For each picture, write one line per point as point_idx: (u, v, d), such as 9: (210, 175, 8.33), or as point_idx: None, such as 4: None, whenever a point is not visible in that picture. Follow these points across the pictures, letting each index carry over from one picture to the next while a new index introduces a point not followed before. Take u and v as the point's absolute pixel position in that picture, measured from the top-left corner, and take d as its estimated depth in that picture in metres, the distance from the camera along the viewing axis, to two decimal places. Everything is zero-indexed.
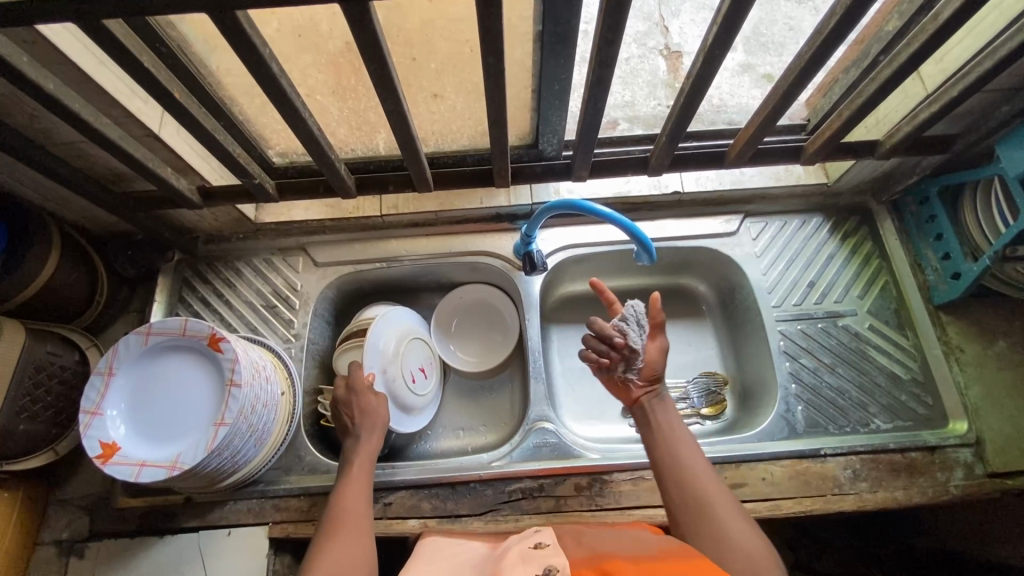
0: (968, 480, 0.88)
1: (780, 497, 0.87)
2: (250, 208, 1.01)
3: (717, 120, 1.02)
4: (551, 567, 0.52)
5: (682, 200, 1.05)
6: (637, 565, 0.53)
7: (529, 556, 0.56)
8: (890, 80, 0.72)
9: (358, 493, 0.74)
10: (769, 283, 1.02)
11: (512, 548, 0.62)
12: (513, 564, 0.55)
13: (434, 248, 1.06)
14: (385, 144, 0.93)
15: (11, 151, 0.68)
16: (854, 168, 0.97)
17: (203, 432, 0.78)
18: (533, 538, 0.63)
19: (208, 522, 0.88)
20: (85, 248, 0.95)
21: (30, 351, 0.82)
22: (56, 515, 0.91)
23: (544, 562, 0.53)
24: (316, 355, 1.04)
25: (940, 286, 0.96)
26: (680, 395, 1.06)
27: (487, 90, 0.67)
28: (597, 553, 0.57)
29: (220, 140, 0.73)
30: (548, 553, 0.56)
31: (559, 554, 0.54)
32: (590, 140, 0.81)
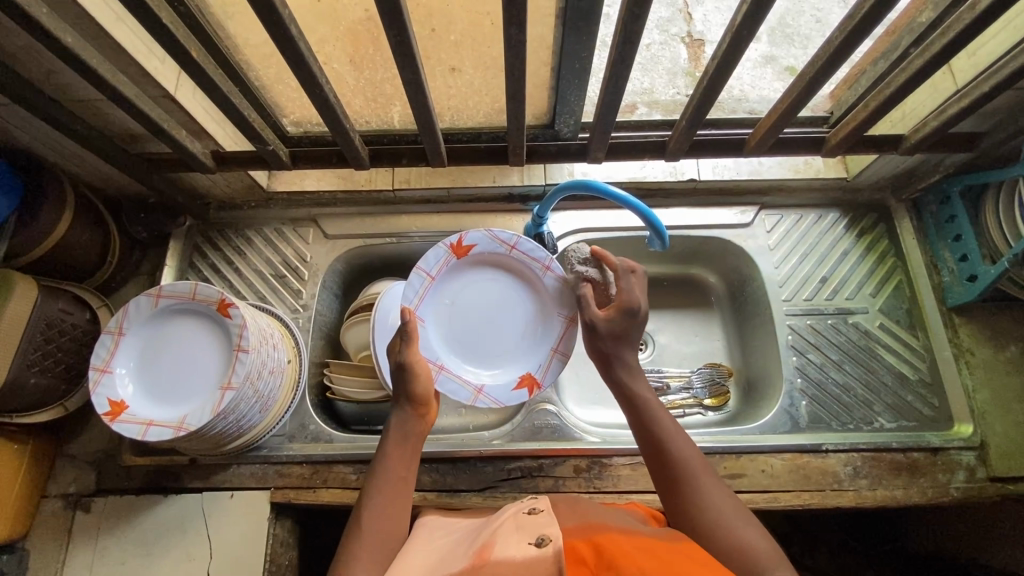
0: (970, 482, 0.87)
1: (779, 489, 0.87)
2: (263, 175, 1.01)
3: (737, 109, 0.97)
4: (544, 535, 0.51)
5: (697, 188, 1.04)
6: (630, 539, 0.53)
7: (522, 524, 0.56)
8: (921, 72, 0.70)
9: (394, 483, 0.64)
10: (781, 277, 1.01)
11: (507, 514, 0.62)
12: (508, 532, 0.55)
13: (445, 226, 1.06)
14: (400, 118, 0.92)
15: (26, 104, 0.68)
16: (875, 164, 0.95)
17: (211, 395, 0.79)
18: (527, 504, 0.63)
19: (212, 484, 0.90)
20: (98, 208, 0.95)
21: (42, 308, 0.83)
22: (64, 469, 0.92)
23: (538, 530, 0.53)
24: (323, 327, 1.05)
25: (955, 288, 0.95)
26: (683, 385, 1.06)
27: (508, 63, 0.66)
28: (591, 526, 0.57)
29: (236, 103, 0.73)
30: (542, 521, 0.56)
31: (553, 523, 0.54)
32: (608, 122, 0.80)
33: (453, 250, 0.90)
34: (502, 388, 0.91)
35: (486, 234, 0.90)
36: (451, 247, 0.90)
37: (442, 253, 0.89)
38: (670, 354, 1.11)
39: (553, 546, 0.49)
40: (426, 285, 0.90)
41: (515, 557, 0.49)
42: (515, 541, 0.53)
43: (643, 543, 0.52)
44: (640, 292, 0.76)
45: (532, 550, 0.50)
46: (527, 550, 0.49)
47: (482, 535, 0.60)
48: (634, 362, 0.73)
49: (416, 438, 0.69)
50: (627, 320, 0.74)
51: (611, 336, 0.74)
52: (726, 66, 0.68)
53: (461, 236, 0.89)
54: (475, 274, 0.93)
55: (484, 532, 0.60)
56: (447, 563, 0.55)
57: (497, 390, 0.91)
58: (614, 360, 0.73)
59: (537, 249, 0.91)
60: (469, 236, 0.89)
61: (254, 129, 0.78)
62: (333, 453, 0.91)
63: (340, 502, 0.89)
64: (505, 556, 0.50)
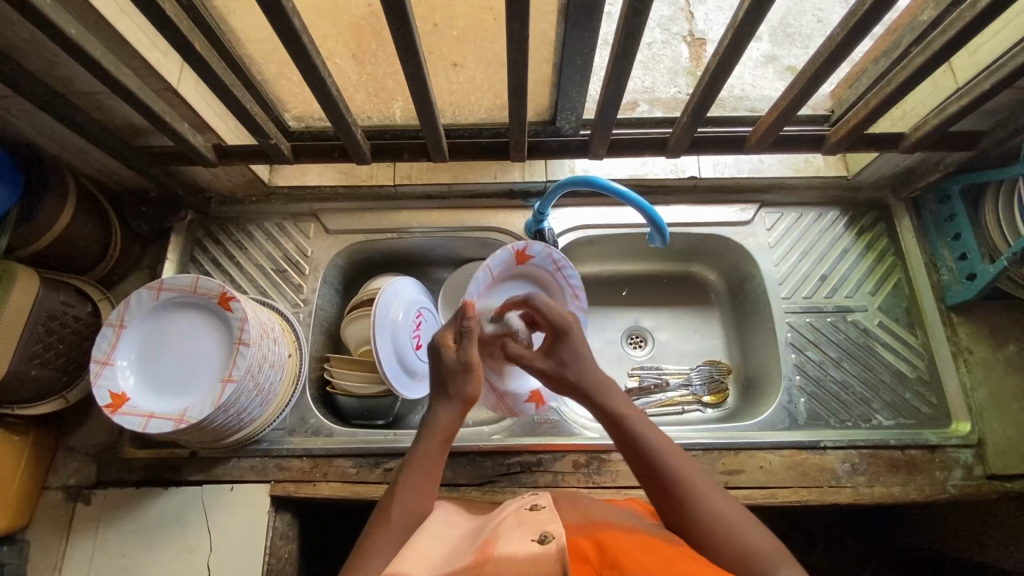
0: (967, 480, 0.88)
1: (777, 486, 0.87)
2: (264, 170, 1.01)
3: (738, 106, 0.97)
4: (547, 532, 0.52)
5: (698, 185, 1.04)
6: (633, 538, 0.53)
7: (524, 520, 0.56)
8: (921, 70, 0.70)
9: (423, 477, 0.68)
10: (780, 275, 1.02)
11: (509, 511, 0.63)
12: (510, 528, 0.55)
13: (445, 222, 1.06)
14: (402, 113, 0.92)
15: (29, 96, 0.68)
16: (875, 162, 0.95)
17: (212, 387, 0.80)
18: (529, 501, 0.63)
19: (212, 477, 0.90)
20: (99, 202, 0.95)
21: (44, 300, 0.83)
22: (65, 461, 0.93)
23: (540, 527, 0.54)
24: (323, 321, 1.05)
25: (954, 286, 0.95)
26: (682, 382, 1.07)
27: (510, 57, 0.66)
28: (593, 523, 0.57)
29: (238, 96, 0.73)
30: (544, 518, 0.56)
31: (555, 520, 0.54)
32: (609, 119, 0.80)
33: (516, 255, 0.92)
34: (518, 396, 0.94)
35: (547, 250, 0.94)
36: (516, 252, 0.92)
37: (509, 255, 0.92)
38: (670, 351, 1.11)
39: (556, 543, 0.50)
40: (487, 281, 0.92)
41: (517, 553, 0.50)
42: (517, 537, 0.53)
43: (645, 541, 0.52)
44: (559, 309, 0.78)
45: (535, 547, 0.50)
46: (530, 547, 0.49)
47: (484, 531, 0.60)
48: (600, 377, 0.73)
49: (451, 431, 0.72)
50: (563, 344, 0.76)
51: (567, 363, 0.75)
52: (727, 63, 0.68)
53: (529, 245, 0.92)
54: (521, 282, 0.97)
55: (486, 528, 0.61)
56: (449, 558, 0.55)
57: (513, 400, 0.93)
58: (580, 383, 0.73)
59: (578, 279, 0.98)
60: (537, 247, 0.93)
61: (256, 123, 0.78)
62: (333, 447, 0.92)
63: (340, 496, 0.89)
64: (508, 552, 0.51)
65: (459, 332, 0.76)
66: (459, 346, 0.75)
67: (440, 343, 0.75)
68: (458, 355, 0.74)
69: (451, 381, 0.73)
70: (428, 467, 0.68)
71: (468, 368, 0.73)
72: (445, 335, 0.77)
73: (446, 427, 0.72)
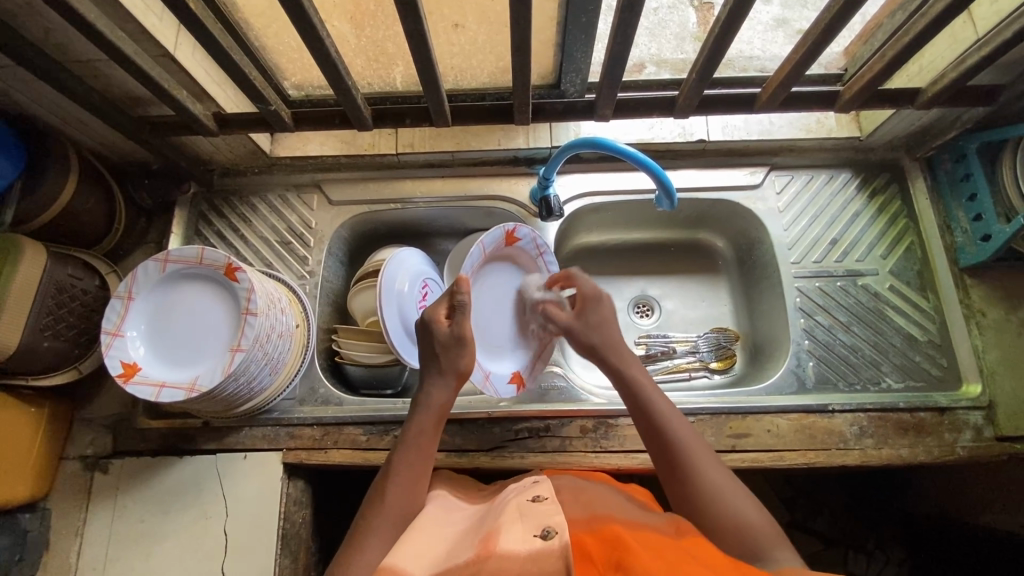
0: (976, 442, 0.87)
1: (784, 449, 0.87)
2: (266, 140, 1.00)
3: (747, 67, 0.95)
4: (549, 528, 0.52)
5: (706, 149, 1.02)
6: (636, 535, 0.54)
7: (526, 512, 0.57)
8: (941, 18, 0.67)
9: (416, 468, 0.69)
10: (790, 240, 1.00)
11: (510, 500, 0.63)
12: (511, 519, 0.56)
13: (450, 191, 1.05)
14: (403, 79, 0.90)
15: (24, 62, 0.67)
16: (890, 120, 0.93)
17: (221, 356, 0.81)
18: (531, 491, 0.64)
19: (225, 446, 0.92)
20: (101, 175, 0.95)
21: (52, 272, 0.83)
22: (80, 432, 0.94)
23: (542, 521, 0.54)
24: (330, 293, 1.05)
25: (969, 247, 0.93)
26: (688, 349, 1.06)
27: (513, 12, 0.64)
28: (597, 517, 0.58)
29: (236, 60, 0.72)
30: (546, 511, 0.56)
31: (558, 514, 0.55)
32: (615, 79, 0.78)
33: (506, 237, 0.94)
34: (501, 376, 0.93)
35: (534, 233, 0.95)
36: (506, 234, 0.93)
37: (500, 234, 0.92)
38: (676, 319, 1.11)
39: (560, 541, 0.50)
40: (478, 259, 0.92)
41: (520, 550, 0.50)
42: (519, 530, 0.53)
43: (648, 540, 0.53)
44: (590, 279, 0.82)
45: (537, 543, 0.51)
46: (533, 544, 0.50)
47: (486, 520, 0.61)
48: (620, 347, 0.77)
49: (439, 410, 0.74)
50: (594, 308, 0.80)
51: (592, 325, 0.79)
52: (738, 15, 0.66)
53: (517, 225, 0.93)
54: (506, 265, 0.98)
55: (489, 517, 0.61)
56: (452, 548, 0.56)
57: (495, 380, 0.92)
58: (603, 349, 0.76)
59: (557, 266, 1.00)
60: (526, 231, 0.94)
61: (255, 89, 0.77)
62: (343, 416, 0.93)
63: (351, 463, 0.90)
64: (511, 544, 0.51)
65: (452, 307, 0.77)
66: (453, 319, 0.77)
67: (433, 318, 0.77)
68: (451, 332, 0.76)
69: (444, 355, 0.76)
70: (423, 444, 0.70)
71: (462, 342, 0.76)
72: (438, 309, 0.78)
73: (441, 402, 0.74)
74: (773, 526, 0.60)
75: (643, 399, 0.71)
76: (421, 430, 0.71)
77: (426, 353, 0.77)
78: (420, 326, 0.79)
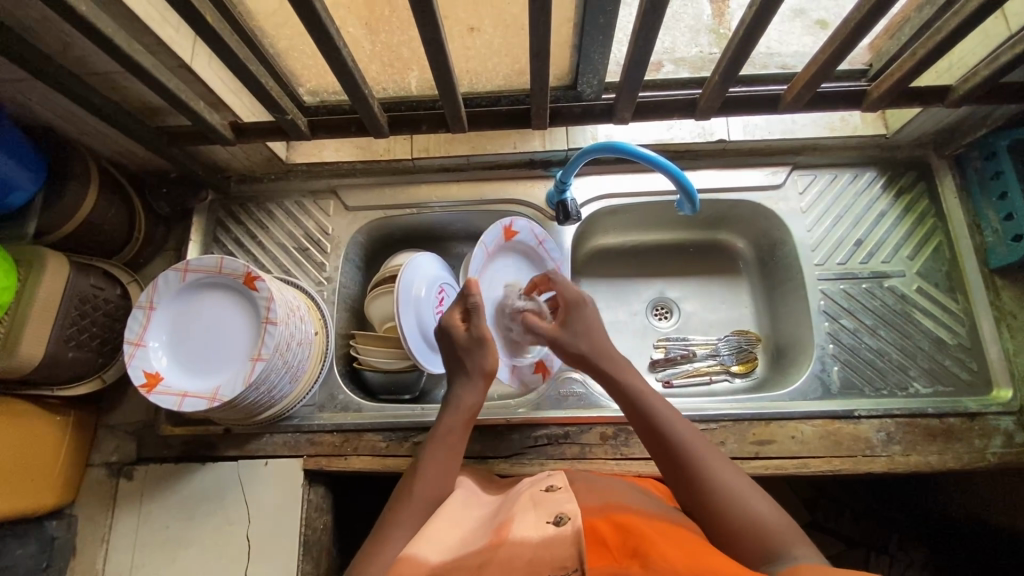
0: (1008, 447, 0.85)
1: (809, 455, 0.86)
2: (281, 147, 1.00)
3: (768, 64, 0.91)
4: (562, 514, 0.51)
5: (726, 149, 1.00)
6: (650, 525, 0.53)
7: (540, 502, 0.56)
8: (977, 14, 0.65)
9: (447, 464, 0.69)
10: (813, 241, 0.98)
11: (523, 492, 0.63)
12: (524, 508, 0.55)
13: (465, 195, 1.04)
14: (417, 83, 0.90)
15: (44, 77, 0.67)
16: (918, 117, 0.90)
17: (241, 366, 0.81)
18: (543, 483, 0.63)
19: (247, 453, 0.92)
20: (120, 184, 0.95)
21: (75, 283, 0.84)
22: (105, 439, 0.96)
23: (555, 509, 0.53)
24: (347, 298, 1.05)
25: (999, 248, 0.91)
26: (709, 352, 1.05)
27: (531, 18, 0.62)
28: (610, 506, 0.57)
29: (253, 71, 0.71)
30: (559, 499, 0.56)
31: (571, 502, 0.54)
32: (635, 81, 0.76)
33: (503, 233, 0.94)
34: (527, 365, 0.95)
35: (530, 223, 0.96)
36: (503, 229, 0.94)
37: (498, 231, 0.93)
38: (696, 321, 1.09)
39: (573, 525, 0.49)
40: (482, 260, 0.92)
41: (533, 537, 0.49)
42: (532, 519, 0.53)
43: (662, 530, 0.52)
44: (574, 287, 0.85)
45: (550, 529, 0.50)
46: (546, 530, 0.49)
47: (498, 512, 0.60)
48: (613, 355, 0.77)
49: (472, 408, 0.74)
50: (578, 313, 0.81)
51: (580, 333, 0.79)
52: (763, 16, 0.64)
53: (512, 220, 0.94)
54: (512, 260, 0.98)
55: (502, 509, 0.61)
56: (466, 537, 0.55)
57: (523, 369, 0.95)
58: (592, 356, 0.77)
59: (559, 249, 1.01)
60: (522, 223, 0.95)
61: (273, 99, 0.77)
62: (363, 422, 0.93)
63: (371, 469, 0.90)
64: (523, 533, 0.50)
65: (466, 311, 0.79)
66: (470, 323, 0.78)
67: (450, 324, 0.78)
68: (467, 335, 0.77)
69: (466, 356, 0.76)
70: (452, 445, 0.70)
71: (482, 342, 0.76)
72: (453, 316, 0.79)
73: (469, 404, 0.74)
74: (790, 525, 0.58)
75: (641, 405, 0.70)
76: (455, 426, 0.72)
77: (447, 356, 0.78)
78: (436, 331, 0.80)
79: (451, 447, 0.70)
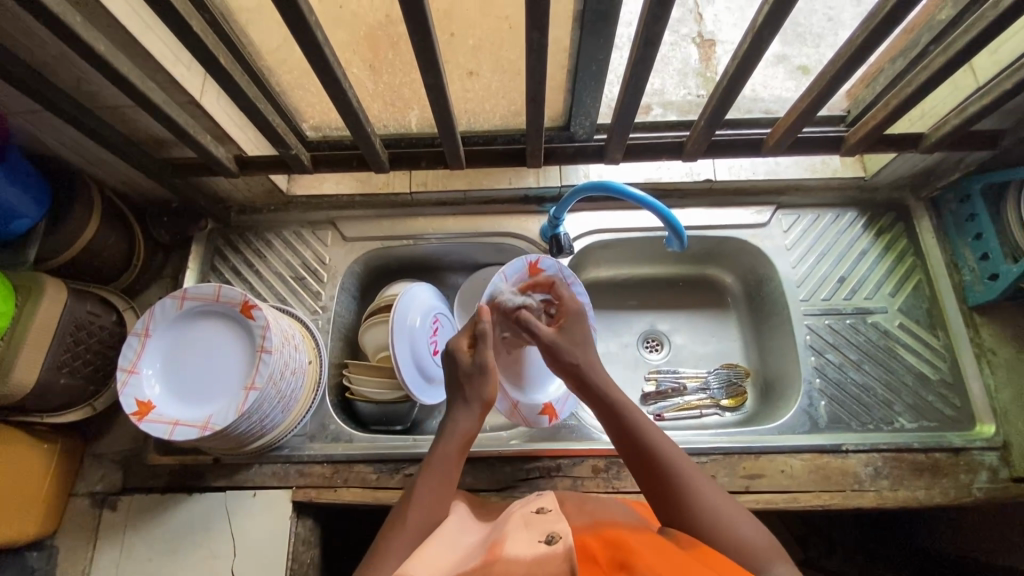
0: (993, 483, 0.86)
1: (799, 490, 0.86)
2: (283, 179, 1.03)
3: (752, 109, 0.96)
4: (553, 533, 0.51)
5: (713, 188, 1.04)
6: (639, 539, 0.53)
7: (531, 521, 0.56)
8: (941, 71, 0.70)
9: (439, 497, 0.67)
10: (798, 277, 1.01)
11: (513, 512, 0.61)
12: (516, 528, 0.55)
13: (462, 228, 1.07)
14: (417, 121, 0.93)
15: (57, 110, 0.70)
16: (894, 162, 0.95)
17: (235, 395, 0.81)
18: (534, 503, 0.62)
19: (235, 483, 0.91)
20: (122, 213, 0.97)
21: (72, 310, 0.85)
22: (91, 468, 0.94)
23: (547, 528, 0.53)
24: (342, 328, 1.06)
25: (976, 286, 0.94)
26: (699, 385, 1.06)
27: (528, 65, 0.66)
28: (600, 524, 0.58)
29: (260, 108, 0.74)
30: (550, 519, 0.55)
31: (562, 521, 0.54)
32: (626, 124, 0.80)
33: (529, 269, 0.93)
34: (530, 407, 0.95)
35: (559, 264, 0.92)
36: (529, 265, 0.92)
37: (522, 266, 0.92)
38: (686, 354, 1.11)
39: (563, 544, 0.49)
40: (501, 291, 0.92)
41: (525, 554, 0.48)
42: (524, 538, 0.52)
43: (652, 542, 0.52)
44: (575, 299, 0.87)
45: (542, 548, 0.49)
46: (537, 548, 0.48)
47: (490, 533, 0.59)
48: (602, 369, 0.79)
49: (463, 436, 0.73)
50: (577, 323, 0.83)
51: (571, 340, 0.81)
52: (745, 69, 0.69)
53: (540, 257, 0.92)
54: None
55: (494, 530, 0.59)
56: (459, 559, 0.54)
57: (526, 409, 0.95)
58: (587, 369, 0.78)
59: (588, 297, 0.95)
60: (550, 261, 0.93)
61: (278, 134, 0.80)
62: (353, 453, 0.93)
63: (361, 502, 0.90)
64: (515, 552, 0.49)
65: (474, 337, 0.80)
66: (475, 349, 0.79)
67: (456, 348, 0.79)
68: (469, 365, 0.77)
69: (468, 383, 0.76)
70: (445, 473, 0.69)
71: (484, 371, 0.76)
72: (460, 340, 0.81)
73: (464, 430, 0.74)
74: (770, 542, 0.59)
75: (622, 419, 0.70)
76: (446, 457, 0.70)
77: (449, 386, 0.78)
78: (444, 358, 0.81)
79: (442, 477, 0.69)
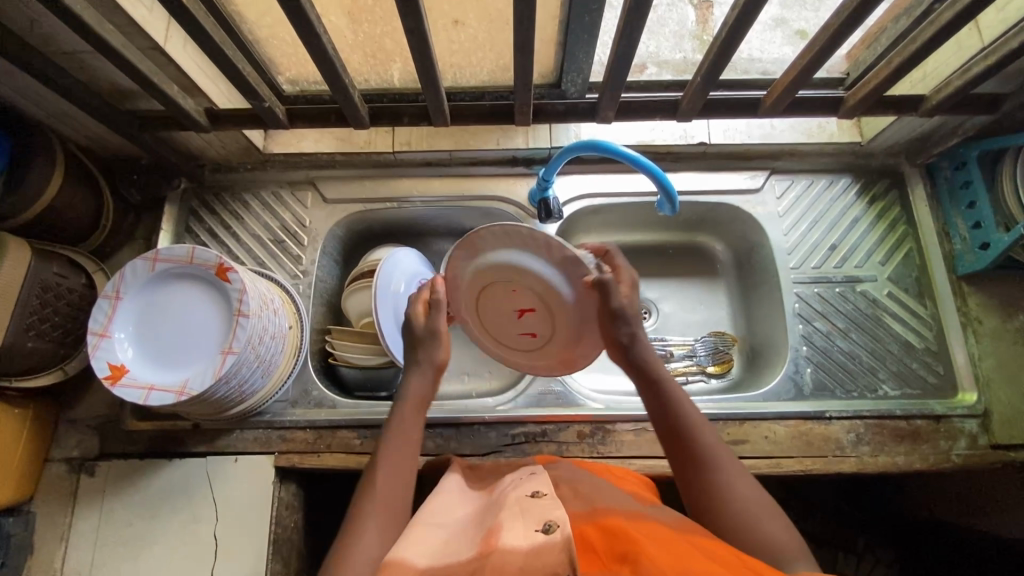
0: (971, 450, 0.88)
1: (781, 456, 0.87)
2: (259, 136, 0.98)
3: (749, 70, 0.93)
4: (551, 521, 0.48)
5: (707, 152, 1.01)
6: (640, 529, 0.51)
7: (526, 505, 0.53)
8: (947, 28, 0.67)
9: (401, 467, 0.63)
10: (790, 244, 1.00)
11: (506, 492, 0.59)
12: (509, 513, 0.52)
13: (447, 191, 1.03)
14: (400, 76, 0.89)
15: (7, 55, 0.64)
16: (892, 126, 0.93)
17: (211, 359, 0.78)
18: (527, 484, 0.60)
19: (216, 448, 0.90)
20: (89, 170, 0.92)
21: (37, 270, 0.81)
22: (67, 433, 0.92)
23: (543, 516, 0.50)
24: (324, 293, 1.03)
25: (967, 255, 0.93)
26: (686, 352, 1.06)
27: (517, 14, 0.62)
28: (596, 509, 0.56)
29: (229, 55, 0.69)
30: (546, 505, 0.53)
31: (558, 507, 0.51)
32: (618, 82, 0.77)
33: None
34: None
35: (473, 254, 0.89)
36: None
37: None
38: (674, 322, 1.10)
39: (562, 533, 0.46)
40: None
41: (522, 545, 0.46)
42: (521, 525, 0.49)
43: (653, 534, 0.50)
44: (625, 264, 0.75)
45: (538, 538, 0.47)
46: (535, 538, 0.46)
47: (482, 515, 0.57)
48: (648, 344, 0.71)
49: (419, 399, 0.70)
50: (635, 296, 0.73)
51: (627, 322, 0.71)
52: (743, 23, 0.65)
53: None
54: None
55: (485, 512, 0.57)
56: (451, 545, 0.52)
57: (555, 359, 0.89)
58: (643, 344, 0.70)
59: None
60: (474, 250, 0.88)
61: (249, 86, 0.75)
62: (336, 418, 0.91)
63: (344, 467, 0.89)
64: (512, 543, 0.47)
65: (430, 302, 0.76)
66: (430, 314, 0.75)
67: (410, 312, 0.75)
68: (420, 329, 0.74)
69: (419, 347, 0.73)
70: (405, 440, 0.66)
71: (437, 335, 0.73)
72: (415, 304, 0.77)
73: (419, 395, 0.70)
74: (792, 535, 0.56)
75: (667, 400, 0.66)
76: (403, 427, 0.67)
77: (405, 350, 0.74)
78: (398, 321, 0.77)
79: (405, 448, 0.65)
